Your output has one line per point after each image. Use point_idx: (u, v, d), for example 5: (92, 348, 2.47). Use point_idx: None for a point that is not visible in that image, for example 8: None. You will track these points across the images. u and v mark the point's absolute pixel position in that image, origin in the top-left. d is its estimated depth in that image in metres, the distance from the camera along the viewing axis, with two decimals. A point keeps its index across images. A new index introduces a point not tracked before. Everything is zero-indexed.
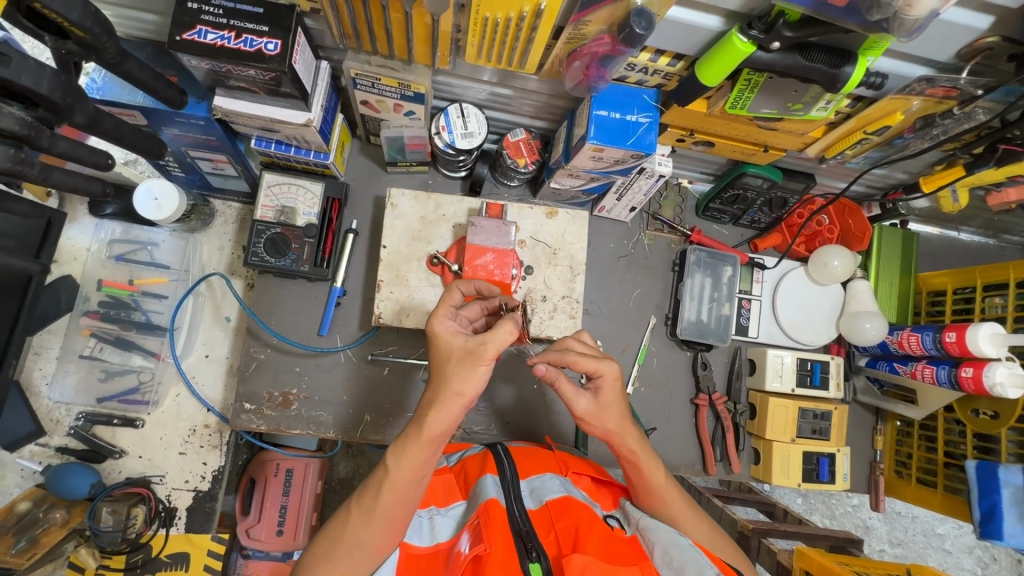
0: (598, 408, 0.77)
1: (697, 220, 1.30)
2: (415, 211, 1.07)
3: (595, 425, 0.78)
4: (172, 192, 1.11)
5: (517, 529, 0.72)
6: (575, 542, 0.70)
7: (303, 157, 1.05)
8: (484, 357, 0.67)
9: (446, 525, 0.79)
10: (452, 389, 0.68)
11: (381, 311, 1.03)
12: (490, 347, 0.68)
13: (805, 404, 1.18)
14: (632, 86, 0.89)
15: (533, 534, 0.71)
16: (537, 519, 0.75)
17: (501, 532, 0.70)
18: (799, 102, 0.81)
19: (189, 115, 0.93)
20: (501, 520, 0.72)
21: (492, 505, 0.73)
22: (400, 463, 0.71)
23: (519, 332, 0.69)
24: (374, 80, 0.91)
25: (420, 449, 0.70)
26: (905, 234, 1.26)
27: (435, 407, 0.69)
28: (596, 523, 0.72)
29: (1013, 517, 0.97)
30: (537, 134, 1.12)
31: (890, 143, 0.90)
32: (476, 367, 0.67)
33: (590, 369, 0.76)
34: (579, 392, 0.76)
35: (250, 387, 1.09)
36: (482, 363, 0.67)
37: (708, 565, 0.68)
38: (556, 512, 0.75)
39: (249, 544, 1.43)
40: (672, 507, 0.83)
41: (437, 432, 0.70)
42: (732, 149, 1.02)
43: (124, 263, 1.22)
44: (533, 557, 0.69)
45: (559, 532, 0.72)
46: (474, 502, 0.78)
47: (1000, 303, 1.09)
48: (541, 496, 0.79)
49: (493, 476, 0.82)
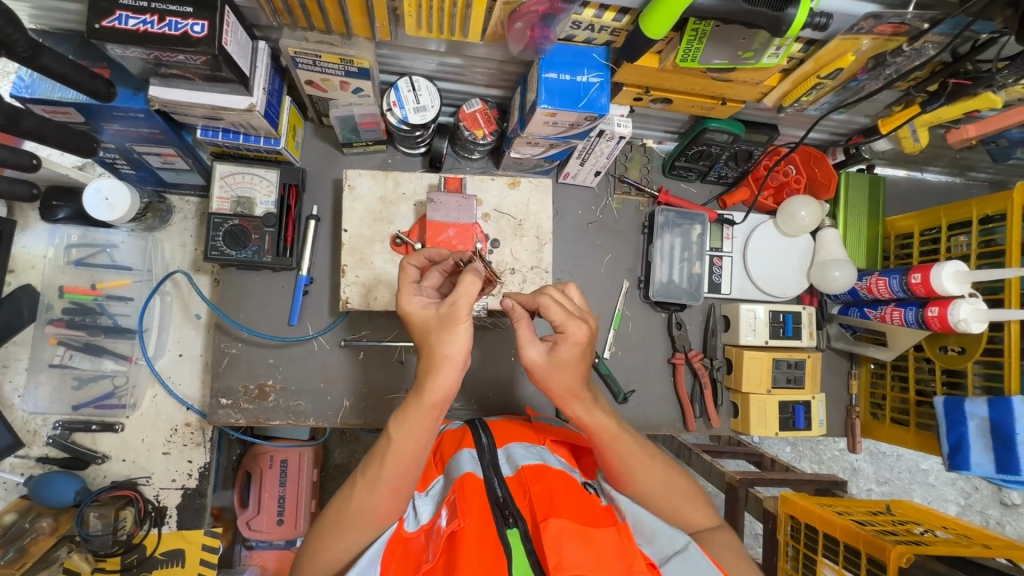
0: (552, 363, 0.74)
1: (664, 180, 1.28)
2: (374, 191, 1.05)
3: (551, 380, 0.75)
4: (123, 190, 1.08)
5: (493, 498, 0.73)
6: (550, 506, 0.70)
7: (253, 145, 1.02)
8: (457, 316, 0.66)
9: (426, 503, 0.79)
10: (439, 353, 0.67)
11: (348, 296, 1.02)
12: (461, 306, 0.66)
13: (779, 354, 1.20)
14: (580, 45, 0.87)
15: (509, 502, 0.73)
16: (513, 485, 0.76)
17: (476, 505, 0.70)
18: (749, 50, 0.79)
19: (126, 107, 0.89)
20: (476, 493, 0.72)
21: (468, 479, 0.74)
22: (403, 430, 0.70)
23: (481, 280, 0.67)
24: (314, 58, 0.87)
25: (421, 417, 0.70)
26: (871, 179, 1.25)
27: (433, 372, 0.68)
28: (570, 490, 0.74)
29: (979, 447, 0.99)
30: (493, 103, 1.09)
31: (845, 86, 0.89)
32: (454, 328, 0.66)
33: (559, 323, 0.74)
34: (535, 341, 0.74)
35: (225, 382, 1.09)
36: (459, 323, 0.66)
37: (678, 534, 0.74)
38: (531, 476, 0.76)
39: (251, 534, 1.46)
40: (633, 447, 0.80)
41: (438, 399, 0.69)
42: (690, 105, 1.00)
43: (84, 268, 1.19)
44: (509, 523, 0.70)
45: (533, 496, 0.73)
46: (450, 478, 0.79)
47: (965, 241, 1.11)
48: (516, 462, 0.80)
49: (469, 449, 0.83)
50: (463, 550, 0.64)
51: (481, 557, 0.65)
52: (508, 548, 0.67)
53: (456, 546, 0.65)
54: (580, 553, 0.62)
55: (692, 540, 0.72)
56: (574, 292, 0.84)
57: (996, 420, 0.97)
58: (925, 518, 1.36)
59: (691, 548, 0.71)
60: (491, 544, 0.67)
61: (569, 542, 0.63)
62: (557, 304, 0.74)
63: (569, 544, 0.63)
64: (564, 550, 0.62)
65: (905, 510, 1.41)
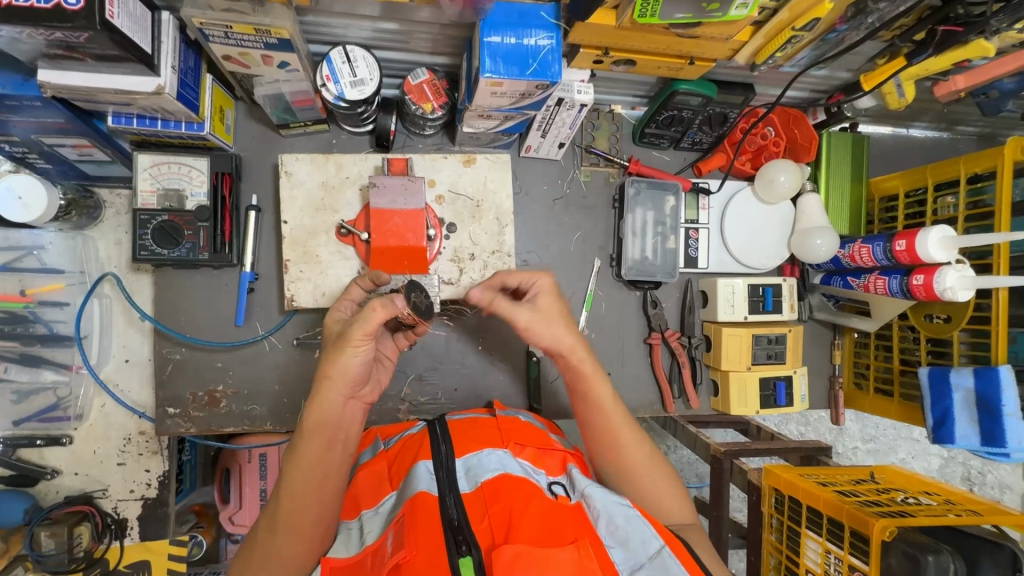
0: (540, 317, 0.76)
1: (635, 149, 1.20)
2: (315, 176, 0.96)
3: (542, 333, 0.77)
4: (39, 188, 0.98)
5: (447, 521, 0.68)
6: (508, 528, 0.66)
7: (174, 131, 0.91)
8: (348, 339, 0.66)
9: (375, 524, 0.73)
10: (323, 372, 0.68)
11: (293, 293, 0.94)
12: (355, 330, 0.65)
13: (759, 330, 1.14)
14: (527, 2, 0.77)
15: (464, 526, 0.67)
16: (471, 503, 0.71)
17: (428, 531, 0.66)
18: (714, 1, 0.70)
19: (19, 95, 0.79)
20: (429, 516, 0.68)
21: (420, 500, 0.69)
22: (292, 463, 0.70)
23: (385, 313, 0.66)
24: (225, 29, 0.77)
25: (310, 446, 0.69)
26: (855, 138, 1.18)
27: (318, 394, 0.68)
28: (531, 504, 0.69)
29: (965, 419, 0.96)
30: (442, 72, 0.99)
31: (824, 38, 0.80)
32: (344, 349, 0.66)
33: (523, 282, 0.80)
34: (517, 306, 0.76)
35: (172, 390, 1.02)
36: (349, 345, 0.66)
37: (652, 536, 0.66)
38: (490, 494, 0.71)
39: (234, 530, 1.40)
40: (621, 424, 0.81)
41: (319, 422, 0.69)
42: (656, 66, 0.91)
43: (10, 273, 1.09)
44: (462, 551, 0.64)
45: (492, 518, 0.68)
46: (403, 495, 0.73)
47: (952, 202, 1.04)
48: (477, 477, 0.74)
49: (425, 462, 0.77)
50: None
51: None
52: None
53: None
54: None
55: (666, 544, 0.65)
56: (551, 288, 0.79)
57: (983, 391, 0.93)
58: (908, 484, 1.35)
59: (665, 554, 0.64)
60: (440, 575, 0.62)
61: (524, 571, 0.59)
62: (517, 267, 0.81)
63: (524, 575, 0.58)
64: None
65: (889, 476, 1.39)
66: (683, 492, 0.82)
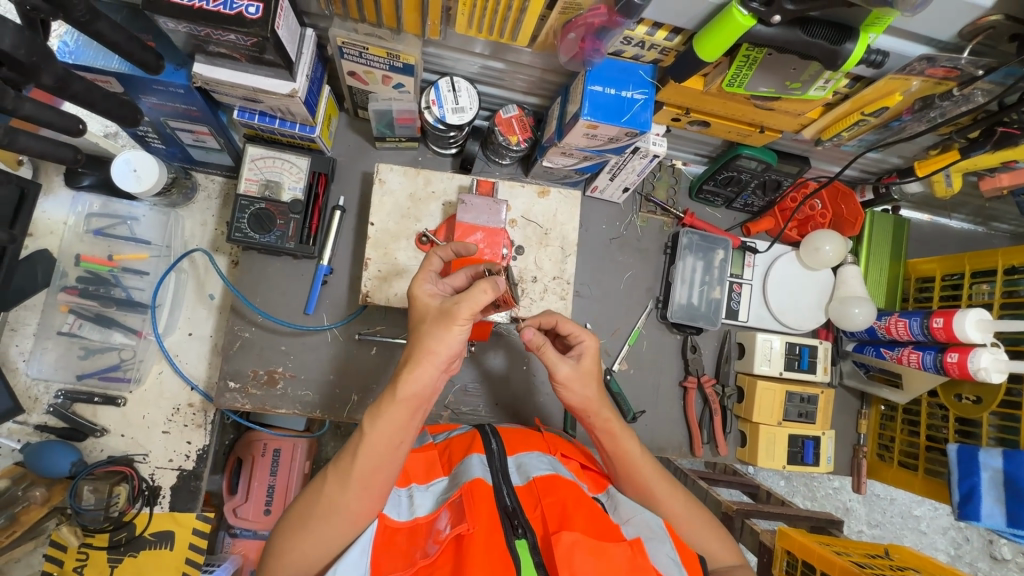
0: (579, 375, 0.85)
1: (690, 203, 1.28)
2: (404, 187, 1.04)
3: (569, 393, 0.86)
4: (152, 164, 1.07)
5: (502, 506, 0.72)
6: (562, 519, 0.70)
7: (288, 130, 1.02)
8: (458, 316, 0.70)
9: (425, 499, 0.78)
10: (426, 347, 0.72)
11: (368, 289, 1.01)
12: (463, 308, 0.70)
13: (792, 387, 1.19)
14: (628, 61, 0.87)
15: (518, 511, 0.72)
16: (524, 495, 0.76)
17: (484, 512, 0.70)
18: (797, 81, 0.79)
19: (167, 82, 0.89)
20: (485, 499, 0.72)
21: (477, 484, 0.73)
22: (377, 422, 0.73)
23: (494, 293, 0.71)
24: (361, 50, 0.87)
25: (397, 410, 0.73)
26: (896, 220, 1.26)
27: (412, 367, 0.72)
28: (583, 502, 0.73)
29: (990, 498, 0.99)
30: (530, 110, 1.10)
31: (886, 125, 0.89)
32: (449, 326, 0.71)
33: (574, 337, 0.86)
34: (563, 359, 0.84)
35: (235, 365, 1.07)
36: (456, 322, 0.71)
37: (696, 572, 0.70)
38: (543, 488, 0.76)
39: (236, 523, 1.42)
40: (650, 474, 0.86)
41: (412, 392, 0.73)
42: (727, 130, 1.00)
43: (103, 238, 1.18)
44: (518, 534, 0.69)
45: (545, 508, 0.72)
46: (457, 480, 0.78)
47: (987, 289, 1.10)
48: (528, 472, 0.79)
49: (478, 454, 0.82)
50: (470, 558, 0.65)
51: (486, 564, 0.65)
52: (517, 558, 0.66)
53: (463, 551, 0.66)
54: (591, 568, 0.62)
55: None
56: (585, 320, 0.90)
57: (1011, 472, 0.97)
58: (923, 565, 1.35)
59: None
60: (498, 555, 0.66)
61: (582, 557, 0.63)
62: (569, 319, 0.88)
63: (582, 559, 0.62)
64: (576, 566, 0.62)
65: (903, 556, 1.39)
66: (726, 538, 0.87)
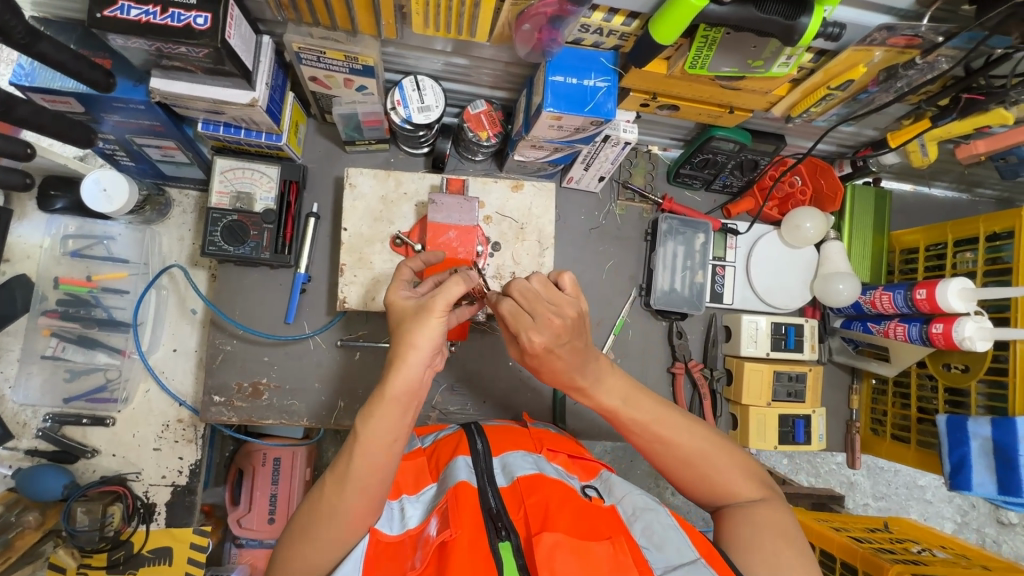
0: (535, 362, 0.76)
1: (669, 187, 1.27)
2: (375, 190, 1.04)
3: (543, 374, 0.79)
4: (121, 182, 1.06)
5: (487, 508, 0.72)
6: (544, 518, 0.70)
7: (255, 140, 1.01)
8: (436, 309, 0.69)
9: (417, 511, 0.78)
10: (408, 341, 0.70)
11: (345, 296, 1.00)
12: (438, 301, 0.70)
13: (780, 367, 1.18)
14: (589, 49, 0.86)
15: (503, 513, 0.71)
16: (508, 496, 0.75)
17: (469, 516, 0.70)
18: (759, 58, 0.77)
19: (126, 99, 0.87)
20: (469, 502, 0.72)
21: (461, 489, 0.73)
22: (370, 423, 0.71)
23: (466, 283, 0.72)
24: (319, 54, 0.86)
25: (389, 409, 0.71)
26: (877, 192, 1.24)
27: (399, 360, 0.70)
28: (567, 500, 0.73)
29: (981, 467, 0.98)
30: (498, 105, 1.08)
31: (855, 98, 0.88)
32: (429, 319, 0.69)
33: (514, 330, 0.72)
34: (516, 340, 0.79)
35: (218, 379, 1.07)
36: (434, 314, 0.69)
37: (688, 547, 0.69)
38: (527, 488, 0.75)
39: (241, 533, 1.43)
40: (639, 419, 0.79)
41: (402, 388, 0.70)
42: (698, 112, 0.99)
43: (80, 259, 1.18)
44: (502, 536, 0.68)
45: (528, 508, 0.72)
46: (443, 486, 0.78)
47: (971, 257, 1.09)
48: (512, 472, 0.79)
49: (463, 456, 0.81)
50: (454, 563, 0.64)
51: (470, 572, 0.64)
52: (499, 560, 0.65)
53: (446, 556, 0.65)
54: (573, 567, 0.62)
55: (701, 557, 0.67)
56: (569, 279, 0.76)
57: (1000, 440, 0.96)
58: (923, 536, 1.34)
59: (699, 564, 0.66)
60: (481, 557, 0.66)
61: (563, 557, 0.62)
62: (514, 311, 0.72)
63: (563, 559, 0.62)
64: (558, 566, 0.62)
65: (903, 527, 1.39)
66: (744, 468, 0.79)
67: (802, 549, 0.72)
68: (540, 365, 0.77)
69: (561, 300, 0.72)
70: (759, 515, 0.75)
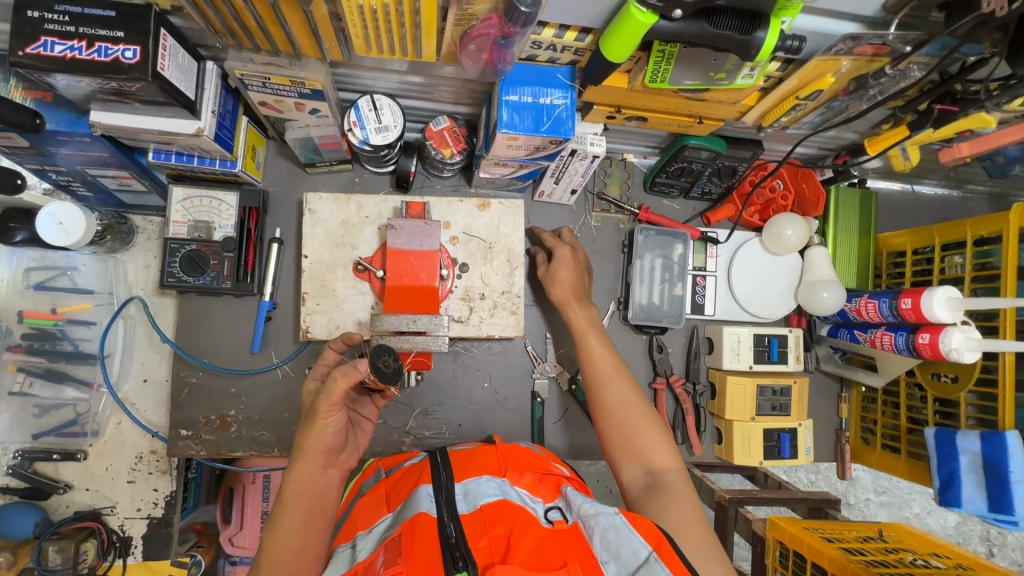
0: (554, 271, 1.07)
1: (645, 197, 1.23)
2: (336, 215, 1.00)
3: (552, 288, 1.07)
4: (78, 213, 1.03)
5: (445, 538, 0.68)
6: (506, 551, 0.67)
7: (209, 167, 0.97)
8: (320, 410, 0.76)
9: (367, 544, 0.73)
10: (309, 441, 0.77)
11: (308, 325, 0.98)
12: (323, 402, 0.76)
13: (763, 380, 1.14)
14: (545, 64, 0.82)
15: (462, 543, 0.67)
16: (470, 525, 0.72)
17: (424, 551, 0.66)
18: (721, 71, 0.73)
19: (70, 132, 0.85)
20: (427, 533, 0.69)
21: (420, 518, 0.70)
22: (279, 520, 0.74)
23: (350, 379, 0.75)
24: (263, 80, 0.83)
25: (294, 506, 0.75)
26: (863, 194, 1.20)
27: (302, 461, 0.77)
28: (529, 529, 0.70)
29: (972, 483, 0.95)
30: (462, 120, 1.05)
31: (828, 105, 0.83)
32: (316, 421, 0.77)
33: (553, 248, 1.10)
34: (548, 258, 1.11)
35: (185, 413, 1.05)
36: (320, 416, 0.77)
37: (642, 544, 0.65)
38: (489, 519, 0.72)
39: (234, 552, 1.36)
40: (595, 363, 0.96)
41: (304, 487, 0.76)
42: (666, 122, 0.95)
43: (44, 292, 1.15)
44: (459, 567, 0.64)
45: (490, 540, 0.68)
46: (400, 516, 0.74)
47: (959, 261, 1.05)
48: (475, 500, 0.75)
49: (426, 484, 0.79)
50: None
51: None
52: None
53: None
54: None
55: (655, 552, 0.63)
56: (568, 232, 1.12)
57: (989, 455, 0.92)
58: (920, 544, 1.30)
59: (652, 560, 0.62)
60: None
61: None
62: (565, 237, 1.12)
63: None
64: None
65: (899, 534, 1.35)
66: (664, 436, 0.86)
67: (698, 514, 0.76)
68: (563, 271, 1.07)
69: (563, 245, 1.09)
70: (665, 476, 0.81)
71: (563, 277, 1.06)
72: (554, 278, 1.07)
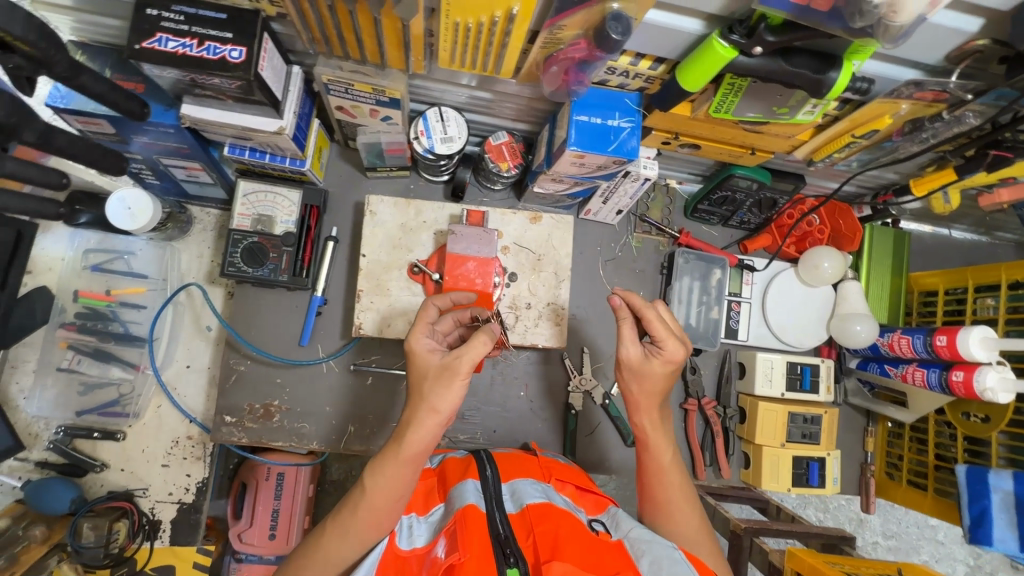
0: (642, 365, 0.81)
1: (685, 222, 1.27)
2: (395, 218, 1.05)
3: (629, 380, 0.83)
4: (147, 200, 1.07)
5: (496, 533, 0.71)
6: (552, 548, 0.68)
7: (279, 165, 1.02)
8: (459, 371, 0.69)
9: (424, 531, 0.77)
10: (429, 405, 0.70)
11: (361, 321, 1.01)
12: (463, 361, 0.69)
13: (795, 408, 1.17)
14: (613, 89, 0.86)
15: (511, 539, 0.70)
16: (517, 523, 0.74)
17: (477, 540, 0.69)
18: (784, 106, 0.78)
19: (157, 123, 0.89)
20: (479, 526, 0.70)
21: (470, 511, 0.72)
22: (377, 481, 0.71)
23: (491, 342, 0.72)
24: (347, 86, 0.88)
25: (397, 469, 0.71)
26: (896, 234, 1.24)
27: (413, 428, 0.70)
28: (576, 532, 0.71)
29: (1002, 521, 0.97)
30: (520, 136, 1.09)
31: (879, 145, 0.88)
32: (450, 382, 0.69)
33: (659, 338, 0.80)
34: (634, 339, 0.81)
35: (230, 400, 1.07)
36: (457, 378, 0.69)
37: None
38: (536, 517, 0.74)
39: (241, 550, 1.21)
40: (670, 488, 0.83)
41: (414, 453, 0.70)
42: (718, 151, 0.99)
43: (101, 273, 1.19)
44: (510, 562, 0.68)
45: (537, 536, 0.71)
46: (451, 507, 0.77)
47: (992, 304, 1.07)
48: (522, 499, 0.78)
49: (473, 480, 0.81)
50: None
51: None
52: None
53: None
54: None
55: None
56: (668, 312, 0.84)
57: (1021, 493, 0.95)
58: None
59: None
60: None
61: None
62: (660, 320, 0.81)
63: None
64: None
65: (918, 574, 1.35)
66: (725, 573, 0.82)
67: None
68: (652, 370, 0.81)
69: (665, 337, 0.80)
70: None
71: (643, 383, 0.82)
72: (641, 375, 0.82)
